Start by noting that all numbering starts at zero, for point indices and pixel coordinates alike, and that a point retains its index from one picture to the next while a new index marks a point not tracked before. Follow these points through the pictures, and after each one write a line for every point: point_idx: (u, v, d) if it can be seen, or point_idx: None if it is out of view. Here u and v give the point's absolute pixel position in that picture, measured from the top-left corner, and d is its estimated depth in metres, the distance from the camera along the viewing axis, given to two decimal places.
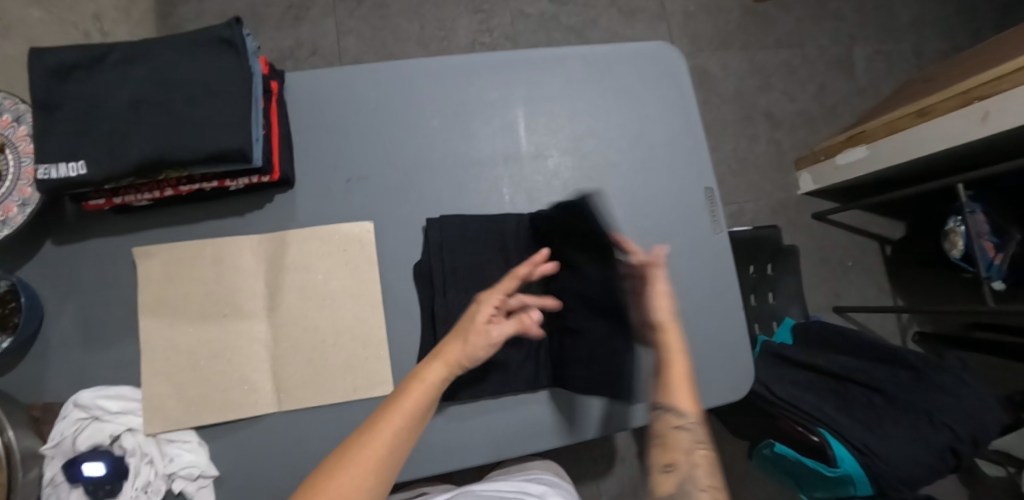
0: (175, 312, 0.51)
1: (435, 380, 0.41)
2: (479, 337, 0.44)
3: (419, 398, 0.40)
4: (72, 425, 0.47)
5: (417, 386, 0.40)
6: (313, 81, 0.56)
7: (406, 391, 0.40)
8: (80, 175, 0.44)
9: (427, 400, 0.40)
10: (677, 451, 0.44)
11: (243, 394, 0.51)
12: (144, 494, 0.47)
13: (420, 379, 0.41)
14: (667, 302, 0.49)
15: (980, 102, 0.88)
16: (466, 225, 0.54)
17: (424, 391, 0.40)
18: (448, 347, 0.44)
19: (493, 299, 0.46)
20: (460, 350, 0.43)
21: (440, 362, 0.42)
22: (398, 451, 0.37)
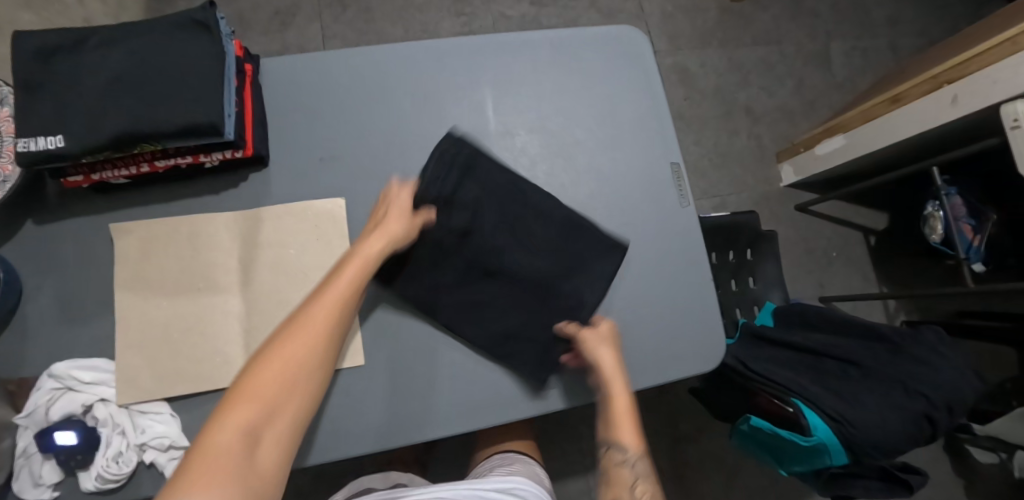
0: (150, 286, 0.52)
1: (370, 255, 0.49)
2: (396, 214, 0.52)
3: (357, 271, 0.49)
4: (46, 395, 0.48)
5: (354, 261, 0.49)
6: (288, 66, 0.59)
7: (345, 265, 0.49)
8: (58, 148, 0.45)
9: (362, 272, 0.49)
10: (621, 487, 0.53)
11: (215, 366, 0.51)
12: (115, 464, 0.48)
13: (356, 255, 0.49)
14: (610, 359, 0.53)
15: (950, 86, 0.90)
16: (447, 170, 0.55)
17: (360, 264, 0.49)
18: (388, 227, 0.51)
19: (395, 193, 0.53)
20: (389, 225, 0.51)
21: (378, 240, 0.50)
22: (341, 313, 0.47)
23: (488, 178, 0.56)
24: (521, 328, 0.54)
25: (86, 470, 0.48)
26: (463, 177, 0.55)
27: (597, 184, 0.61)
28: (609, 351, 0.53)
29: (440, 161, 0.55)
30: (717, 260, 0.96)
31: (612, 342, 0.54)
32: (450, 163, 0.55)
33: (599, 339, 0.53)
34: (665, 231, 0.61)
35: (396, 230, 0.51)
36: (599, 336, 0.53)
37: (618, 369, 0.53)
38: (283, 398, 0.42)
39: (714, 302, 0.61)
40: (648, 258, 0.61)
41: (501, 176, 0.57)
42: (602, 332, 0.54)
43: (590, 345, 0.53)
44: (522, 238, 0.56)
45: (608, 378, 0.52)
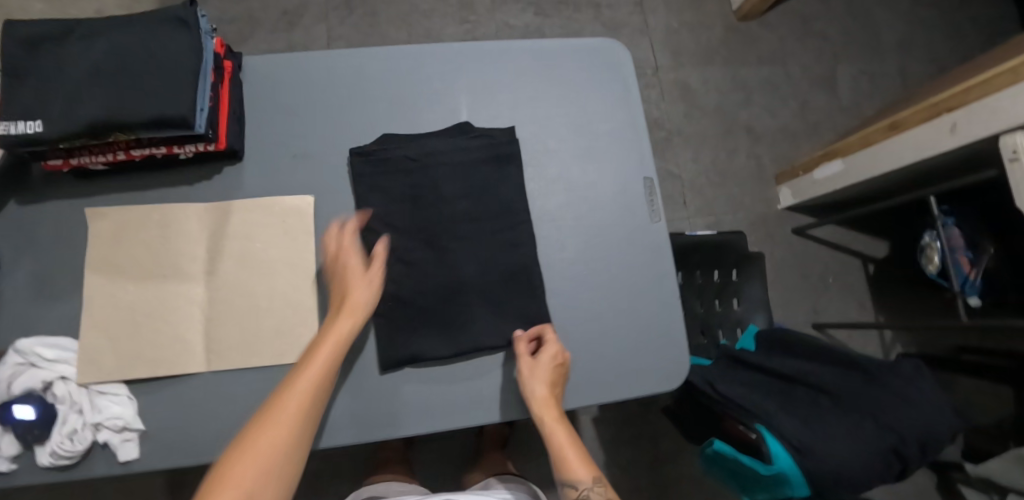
0: (119, 270, 0.54)
1: (343, 333, 0.50)
2: (362, 281, 0.52)
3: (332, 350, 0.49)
4: (9, 369, 0.50)
5: (329, 340, 0.49)
6: (270, 65, 0.61)
7: (321, 344, 0.49)
8: (36, 133, 0.47)
9: (337, 351, 0.49)
10: None
11: (174, 353, 0.53)
12: (69, 441, 0.49)
13: (329, 333, 0.49)
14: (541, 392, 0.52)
15: (949, 114, 0.87)
16: (462, 154, 0.58)
17: (336, 341, 0.49)
18: (355, 297, 0.51)
19: (348, 257, 0.53)
20: (356, 297, 0.51)
21: (347, 317, 0.50)
22: (318, 391, 0.47)
23: (493, 168, 0.59)
24: (474, 333, 0.54)
25: (42, 445, 0.49)
26: (474, 162, 0.58)
27: (566, 194, 0.61)
28: (544, 384, 0.52)
29: (461, 143, 0.58)
30: (701, 279, 0.95)
31: (553, 373, 0.53)
32: (471, 145, 0.58)
33: (536, 373, 0.51)
34: (632, 245, 0.61)
35: (365, 301, 0.52)
36: (536, 372, 0.52)
37: (551, 402, 0.52)
38: (263, 485, 0.43)
39: (680, 321, 0.61)
40: (613, 271, 0.60)
41: (503, 169, 0.59)
42: (543, 362, 0.52)
43: (525, 378, 0.51)
44: (485, 246, 0.57)
45: (540, 412, 0.52)
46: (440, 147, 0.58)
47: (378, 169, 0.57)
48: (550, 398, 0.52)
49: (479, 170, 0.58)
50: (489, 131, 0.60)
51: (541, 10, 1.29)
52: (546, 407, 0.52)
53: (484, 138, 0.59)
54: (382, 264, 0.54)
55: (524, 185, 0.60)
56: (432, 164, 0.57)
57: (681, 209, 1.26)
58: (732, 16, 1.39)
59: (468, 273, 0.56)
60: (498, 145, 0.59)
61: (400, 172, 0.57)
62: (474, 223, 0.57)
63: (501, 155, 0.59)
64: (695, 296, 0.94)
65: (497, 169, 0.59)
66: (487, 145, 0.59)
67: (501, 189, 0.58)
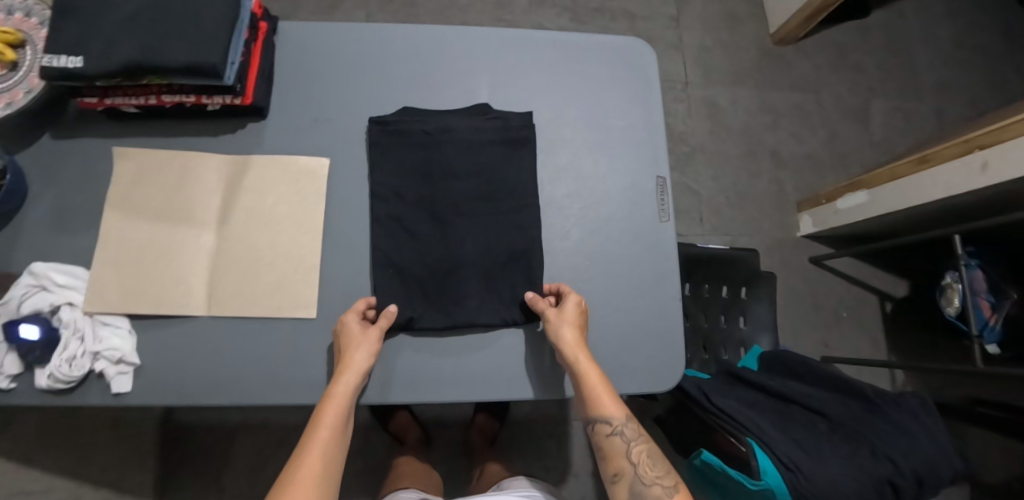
0: (136, 209, 0.56)
1: (344, 395, 0.50)
2: (361, 342, 0.51)
3: (336, 414, 0.49)
4: (21, 289, 0.51)
5: (331, 405, 0.49)
6: (302, 32, 0.63)
7: (324, 409, 0.49)
8: (76, 68, 0.50)
9: (342, 413, 0.50)
10: (620, 459, 0.55)
11: (177, 294, 0.54)
12: (67, 365, 0.50)
13: (332, 397, 0.49)
14: (573, 333, 0.52)
15: (981, 152, 0.85)
16: (475, 134, 0.59)
17: (338, 407, 0.49)
18: (353, 359, 0.50)
19: (351, 317, 0.52)
20: (356, 359, 0.50)
21: (345, 378, 0.49)
22: (331, 454, 0.50)
23: (503, 150, 0.59)
24: (467, 309, 0.55)
25: (42, 367, 0.51)
26: (486, 142, 0.59)
27: (576, 184, 0.61)
28: (573, 329, 0.52)
29: (478, 123, 0.59)
30: (708, 293, 0.92)
31: (579, 317, 0.53)
32: (486, 127, 0.59)
33: (564, 317, 0.52)
34: (636, 241, 0.61)
35: (364, 362, 0.50)
36: (564, 316, 0.52)
37: (582, 345, 0.52)
38: None
39: (678, 323, 0.60)
40: (614, 266, 0.60)
41: (514, 152, 0.59)
42: (567, 308, 0.53)
43: (552, 323, 0.52)
44: (490, 228, 0.57)
45: (575, 355, 0.51)
46: (456, 127, 0.59)
47: (393, 141, 0.58)
48: (581, 341, 0.52)
49: (490, 151, 0.59)
50: (506, 114, 0.60)
51: (576, 16, 1.31)
52: (580, 352, 0.52)
53: (500, 120, 0.60)
54: (388, 323, 0.52)
55: (535, 169, 0.60)
56: (445, 138, 0.58)
57: (697, 226, 1.25)
58: (768, 39, 1.39)
59: (469, 248, 0.56)
60: (512, 128, 0.60)
61: (415, 144, 0.58)
62: (479, 201, 0.57)
63: (514, 139, 0.59)
64: (700, 311, 0.92)
65: (508, 151, 0.59)
66: (501, 127, 0.60)
67: (510, 169, 0.59)
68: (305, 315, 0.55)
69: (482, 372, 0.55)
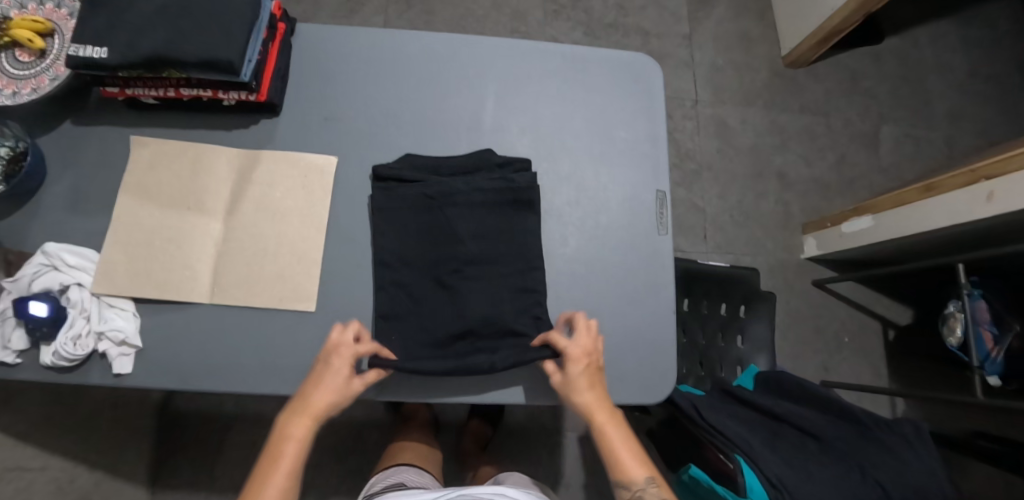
0: (150, 195, 0.58)
1: (304, 433, 0.53)
2: (336, 391, 0.52)
3: (296, 448, 0.53)
4: (33, 267, 0.53)
5: (291, 443, 0.53)
6: (319, 33, 0.65)
7: (284, 445, 0.53)
8: (101, 58, 0.52)
9: (301, 445, 0.53)
10: None
11: (182, 280, 0.56)
12: (72, 344, 0.52)
13: (293, 437, 0.53)
14: (588, 395, 0.53)
15: (987, 182, 0.85)
16: (478, 195, 0.57)
17: (297, 442, 0.53)
18: (316, 401, 0.52)
19: (342, 363, 0.51)
20: (317, 403, 0.52)
21: (303, 418, 0.52)
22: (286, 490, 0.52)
23: (507, 211, 0.57)
24: (464, 338, 0.54)
25: (48, 344, 0.53)
26: (489, 204, 0.57)
27: (577, 193, 0.62)
28: (587, 390, 0.53)
29: (484, 183, 0.57)
30: (707, 310, 0.92)
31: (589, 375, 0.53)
32: (489, 186, 0.57)
33: (577, 380, 0.52)
34: (634, 253, 0.61)
35: (333, 406, 0.52)
36: (576, 382, 0.52)
37: (597, 406, 0.54)
38: None
39: (671, 340, 0.60)
40: (610, 276, 0.60)
41: (518, 212, 0.58)
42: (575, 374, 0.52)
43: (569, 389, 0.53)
44: (494, 231, 0.57)
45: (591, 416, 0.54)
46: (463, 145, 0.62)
47: (396, 202, 0.57)
48: (599, 402, 0.54)
49: (497, 213, 0.57)
50: (512, 174, 0.58)
51: (590, 31, 1.33)
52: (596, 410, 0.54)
53: (506, 180, 0.58)
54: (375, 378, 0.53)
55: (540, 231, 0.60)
56: (448, 195, 0.57)
57: (701, 243, 1.25)
58: (780, 60, 1.40)
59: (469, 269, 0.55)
60: (517, 190, 0.57)
61: (419, 208, 0.57)
62: (483, 241, 0.56)
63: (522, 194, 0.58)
64: (698, 327, 0.91)
65: (512, 211, 0.57)
66: (505, 188, 0.58)
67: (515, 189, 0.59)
68: (303, 308, 0.56)
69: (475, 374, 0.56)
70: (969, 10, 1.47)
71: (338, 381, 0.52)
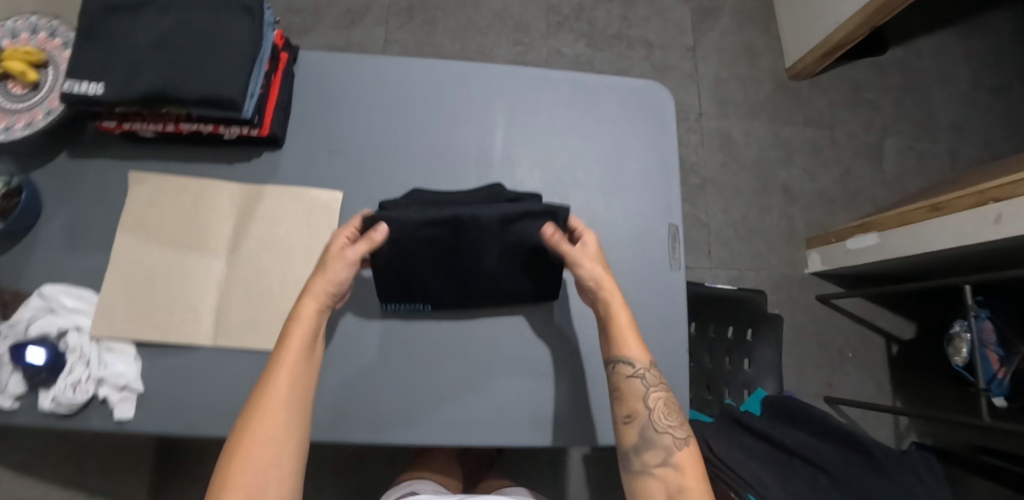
0: (149, 234, 0.56)
1: (310, 317, 0.49)
2: (337, 262, 0.50)
3: (303, 334, 0.48)
4: (30, 311, 0.51)
5: (298, 325, 0.48)
6: (322, 61, 0.63)
7: (290, 328, 0.48)
8: (97, 94, 0.50)
9: (310, 336, 0.49)
10: (637, 401, 0.50)
11: (185, 322, 0.54)
12: (72, 390, 0.50)
13: (299, 318, 0.49)
14: (601, 266, 0.52)
15: (995, 204, 0.84)
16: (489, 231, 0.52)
17: (305, 325, 0.49)
18: (314, 283, 0.50)
19: (343, 234, 0.51)
20: (319, 284, 0.50)
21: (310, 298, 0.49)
22: (299, 378, 0.47)
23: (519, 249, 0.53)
24: None
25: (47, 389, 0.51)
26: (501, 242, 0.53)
27: (588, 228, 0.61)
28: (599, 263, 0.52)
29: (499, 212, 0.51)
30: (713, 333, 0.92)
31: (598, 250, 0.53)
32: (500, 220, 0.53)
33: (590, 249, 0.52)
34: (646, 290, 0.60)
35: (338, 282, 0.50)
36: (589, 247, 0.52)
37: (609, 278, 0.52)
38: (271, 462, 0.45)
39: (685, 380, 0.59)
40: None
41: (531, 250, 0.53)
42: (589, 242, 0.53)
43: (580, 257, 0.51)
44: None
45: (605, 284, 0.52)
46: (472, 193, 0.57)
47: None
48: (609, 275, 0.52)
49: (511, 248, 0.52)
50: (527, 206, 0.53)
51: (593, 42, 1.31)
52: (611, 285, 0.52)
53: (522, 211, 0.51)
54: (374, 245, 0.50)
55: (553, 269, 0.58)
56: None
57: (705, 259, 1.24)
58: (784, 72, 1.39)
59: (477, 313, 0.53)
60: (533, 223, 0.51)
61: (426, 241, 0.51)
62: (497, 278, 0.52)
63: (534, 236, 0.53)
64: (705, 350, 0.91)
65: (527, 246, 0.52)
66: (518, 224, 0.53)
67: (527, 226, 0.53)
68: None
69: (486, 418, 0.55)
70: (973, 21, 1.46)
71: (341, 243, 0.51)
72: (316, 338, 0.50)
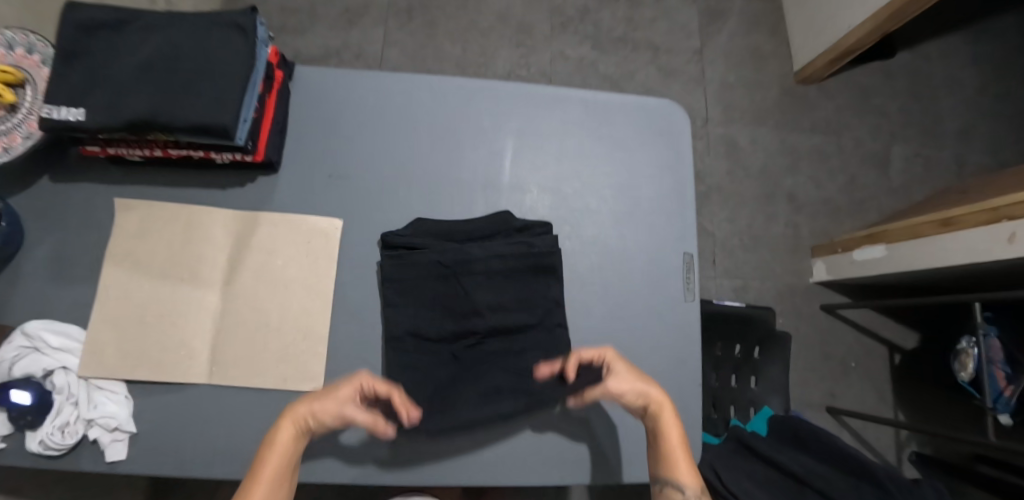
0: (138, 265, 0.53)
1: (287, 445, 0.47)
2: (326, 405, 0.47)
3: (276, 464, 0.46)
4: (13, 350, 0.49)
5: (271, 452, 0.46)
6: (320, 78, 0.60)
7: (264, 456, 0.46)
8: (78, 121, 0.47)
9: (282, 467, 0.46)
10: None
11: (178, 359, 0.52)
12: (60, 433, 0.48)
13: (273, 445, 0.46)
14: (647, 387, 0.51)
15: (1008, 223, 0.82)
16: (497, 263, 0.53)
17: (280, 454, 0.46)
18: (299, 407, 0.48)
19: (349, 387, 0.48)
20: (302, 411, 0.47)
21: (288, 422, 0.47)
22: None
23: (528, 280, 0.54)
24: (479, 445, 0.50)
25: (32, 431, 0.48)
26: (509, 274, 0.53)
27: (600, 258, 0.58)
28: (645, 384, 0.51)
29: (501, 248, 0.53)
30: (721, 351, 0.91)
31: (637, 373, 0.52)
32: (508, 252, 0.53)
33: (630, 375, 0.51)
34: (659, 322, 0.58)
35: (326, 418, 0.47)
36: (626, 374, 0.51)
37: (658, 398, 0.51)
38: None
39: (696, 415, 0.57)
40: (635, 347, 0.57)
41: (541, 281, 0.54)
42: (624, 370, 0.51)
43: (624, 384, 0.50)
44: (513, 304, 0.53)
45: (656, 403, 0.51)
46: (477, 221, 0.56)
47: (408, 274, 0.53)
48: (660, 395, 0.51)
49: (519, 280, 0.54)
50: (533, 237, 0.55)
51: (598, 45, 1.28)
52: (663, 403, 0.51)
53: (526, 245, 0.54)
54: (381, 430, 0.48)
55: (564, 301, 0.56)
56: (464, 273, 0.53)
57: (709, 268, 1.23)
58: (791, 76, 1.36)
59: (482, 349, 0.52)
60: (538, 255, 0.53)
61: (433, 277, 0.53)
62: (504, 314, 0.53)
63: (542, 267, 0.54)
64: (712, 369, 0.90)
65: (533, 278, 0.54)
66: (525, 254, 0.54)
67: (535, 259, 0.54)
68: (309, 389, 0.52)
69: (496, 457, 0.54)
70: (983, 25, 1.43)
71: (345, 393, 0.48)
72: (287, 471, 0.47)
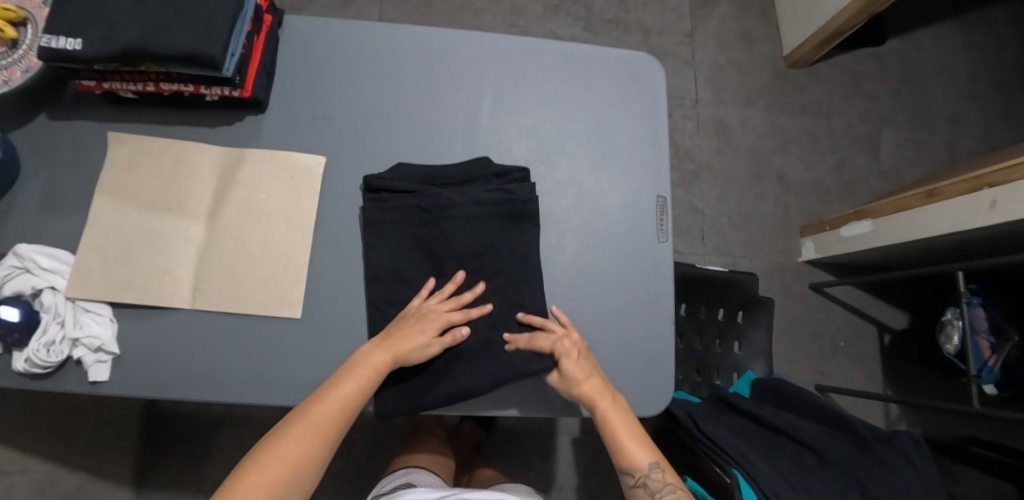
0: (127, 196, 0.55)
1: (377, 364, 0.50)
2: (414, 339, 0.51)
3: (363, 377, 0.49)
4: (3, 270, 0.50)
5: (364, 366, 0.49)
6: (308, 26, 0.62)
7: (356, 366, 0.49)
8: (74, 50, 0.49)
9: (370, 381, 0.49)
10: None
11: (162, 285, 0.53)
12: (45, 351, 0.49)
13: (369, 360, 0.50)
14: (589, 383, 0.52)
15: (989, 190, 0.83)
16: (476, 207, 0.55)
17: (368, 372, 0.49)
18: (396, 342, 0.50)
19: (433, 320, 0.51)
20: (399, 344, 0.50)
21: (383, 350, 0.50)
22: (338, 419, 0.48)
23: (506, 221, 0.55)
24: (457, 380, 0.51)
25: (19, 351, 0.50)
26: (486, 217, 0.55)
27: (575, 200, 0.60)
28: (588, 381, 0.52)
29: (480, 195, 0.55)
30: (704, 315, 0.91)
31: (584, 365, 0.53)
32: (487, 198, 0.55)
33: (574, 374, 0.52)
34: (633, 262, 0.59)
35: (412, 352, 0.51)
36: (571, 372, 0.52)
37: (601, 393, 0.52)
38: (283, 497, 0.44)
39: (669, 352, 0.58)
40: (609, 286, 0.58)
41: (519, 226, 0.56)
42: (571, 369, 0.52)
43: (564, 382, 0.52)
44: (490, 248, 0.55)
45: (595, 401, 0.52)
46: (457, 167, 0.57)
47: (388, 214, 0.55)
48: (602, 390, 0.53)
49: (497, 225, 0.55)
50: (511, 185, 0.56)
51: (590, 26, 1.30)
52: (603, 399, 0.52)
53: (505, 191, 0.55)
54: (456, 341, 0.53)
55: (539, 239, 0.57)
56: (443, 212, 0.55)
57: (699, 245, 1.24)
58: (782, 61, 1.38)
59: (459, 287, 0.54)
60: (515, 201, 0.55)
61: (413, 221, 0.55)
62: (481, 257, 0.55)
63: (519, 211, 0.55)
64: (695, 333, 0.91)
65: (510, 218, 0.55)
66: (504, 200, 0.55)
67: (514, 205, 0.55)
68: (289, 316, 0.54)
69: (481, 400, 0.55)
70: (974, 13, 1.45)
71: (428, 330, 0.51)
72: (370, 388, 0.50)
